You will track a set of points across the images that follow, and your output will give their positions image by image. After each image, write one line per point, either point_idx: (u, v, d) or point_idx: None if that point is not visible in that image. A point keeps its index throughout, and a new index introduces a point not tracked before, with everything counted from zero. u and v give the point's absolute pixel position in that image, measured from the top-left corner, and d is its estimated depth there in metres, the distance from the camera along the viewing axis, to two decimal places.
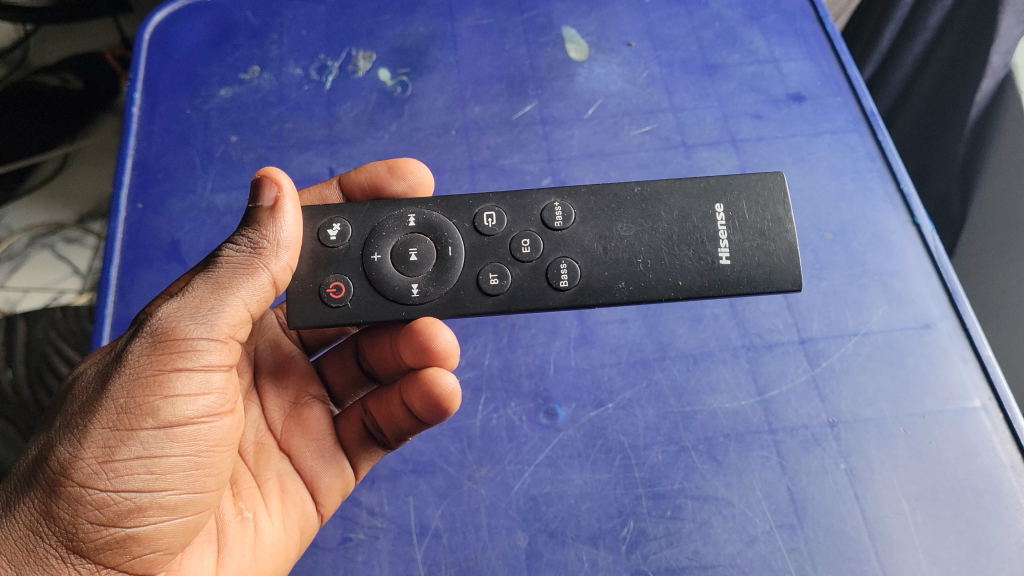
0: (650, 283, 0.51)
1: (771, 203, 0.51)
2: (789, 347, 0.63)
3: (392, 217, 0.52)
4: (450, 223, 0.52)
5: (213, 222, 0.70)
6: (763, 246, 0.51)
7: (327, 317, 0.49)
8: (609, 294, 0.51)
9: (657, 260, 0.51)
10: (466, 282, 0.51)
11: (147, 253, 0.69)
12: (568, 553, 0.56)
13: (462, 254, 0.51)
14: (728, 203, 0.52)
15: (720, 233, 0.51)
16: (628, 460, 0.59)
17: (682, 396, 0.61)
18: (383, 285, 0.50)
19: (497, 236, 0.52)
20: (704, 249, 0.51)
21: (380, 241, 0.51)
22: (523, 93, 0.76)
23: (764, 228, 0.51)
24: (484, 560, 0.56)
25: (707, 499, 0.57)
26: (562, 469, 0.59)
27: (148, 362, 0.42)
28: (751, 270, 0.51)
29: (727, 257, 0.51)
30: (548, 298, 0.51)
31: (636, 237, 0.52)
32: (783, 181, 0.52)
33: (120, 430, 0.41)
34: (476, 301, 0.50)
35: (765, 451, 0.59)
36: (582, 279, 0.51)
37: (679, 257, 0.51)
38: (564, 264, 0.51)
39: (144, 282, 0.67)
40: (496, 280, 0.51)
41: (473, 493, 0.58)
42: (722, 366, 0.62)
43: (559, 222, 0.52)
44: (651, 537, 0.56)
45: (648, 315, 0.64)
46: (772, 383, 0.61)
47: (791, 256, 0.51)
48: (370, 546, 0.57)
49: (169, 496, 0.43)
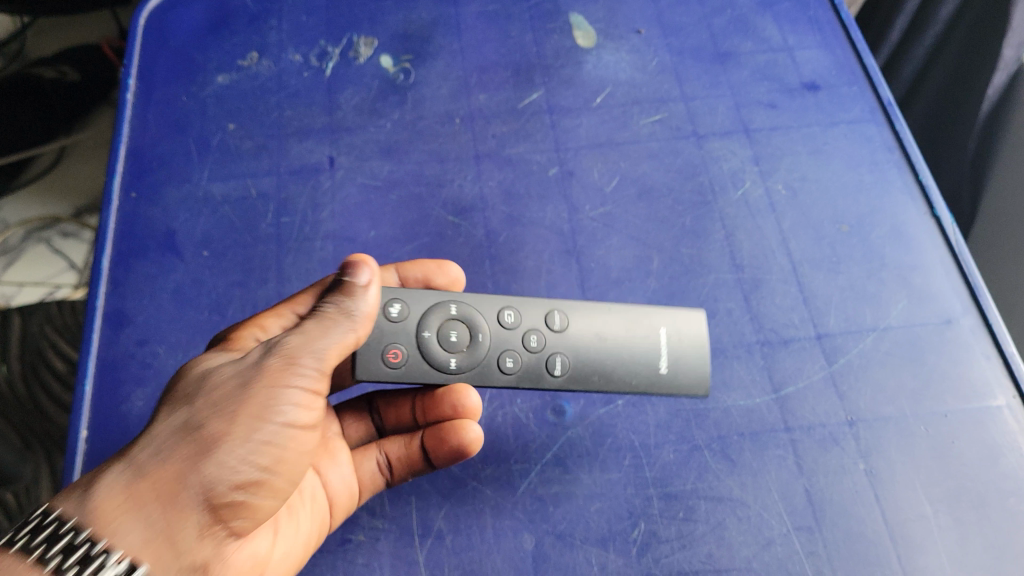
0: (615, 376, 0.52)
1: (695, 331, 0.53)
2: (805, 343, 0.61)
3: (442, 298, 0.51)
4: (484, 308, 0.52)
5: (210, 212, 0.67)
6: (695, 365, 0.52)
7: (374, 371, 0.49)
8: (584, 384, 0.51)
9: (621, 364, 0.52)
10: (491, 357, 0.51)
11: (142, 245, 0.65)
12: (576, 556, 0.54)
13: (489, 341, 0.51)
14: (673, 332, 0.53)
15: (661, 357, 0.52)
16: (638, 459, 0.57)
17: (694, 393, 0.59)
18: (430, 357, 0.50)
19: (514, 328, 0.52)
20: (648, 358, 0.52)
21: (428, 316, 0.51)
22: (529, 80, 0.74)
23: (697, 348, 0.53)
24: (489, 563, 0.53)
25: (721, 500, 0.55)
26: (570, 469, 0.56)
27: (279, 371, 0.44)
28: (688, 384, 0.52)
29: (666, 367, 0.52)
30: (545, 381, 0.51)
31: (604, 346, 0.52)
32: (703, 318, 0.54)
33: (259, 418, 0.42)
34: (497, 377, 0.51)
35: (781, 450, 0.57)
36: (571, 369, 0.51)
37: (630, 369, 0.52)
38: (556, 357, 0.51)
39: (137, 274, 0.64)
40: (511, 360, 0.51)
41: (478, 493, 0.55)
42: (735, 363, 0.60)
43: (558, 325, 0.52)
44: (662, 539, 0.54)
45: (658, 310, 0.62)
46: (788, 380, 0.59)
47: (703, 379, 0.52)
48: (370, 548, 0.54)
49: (275, 484, 0.44)
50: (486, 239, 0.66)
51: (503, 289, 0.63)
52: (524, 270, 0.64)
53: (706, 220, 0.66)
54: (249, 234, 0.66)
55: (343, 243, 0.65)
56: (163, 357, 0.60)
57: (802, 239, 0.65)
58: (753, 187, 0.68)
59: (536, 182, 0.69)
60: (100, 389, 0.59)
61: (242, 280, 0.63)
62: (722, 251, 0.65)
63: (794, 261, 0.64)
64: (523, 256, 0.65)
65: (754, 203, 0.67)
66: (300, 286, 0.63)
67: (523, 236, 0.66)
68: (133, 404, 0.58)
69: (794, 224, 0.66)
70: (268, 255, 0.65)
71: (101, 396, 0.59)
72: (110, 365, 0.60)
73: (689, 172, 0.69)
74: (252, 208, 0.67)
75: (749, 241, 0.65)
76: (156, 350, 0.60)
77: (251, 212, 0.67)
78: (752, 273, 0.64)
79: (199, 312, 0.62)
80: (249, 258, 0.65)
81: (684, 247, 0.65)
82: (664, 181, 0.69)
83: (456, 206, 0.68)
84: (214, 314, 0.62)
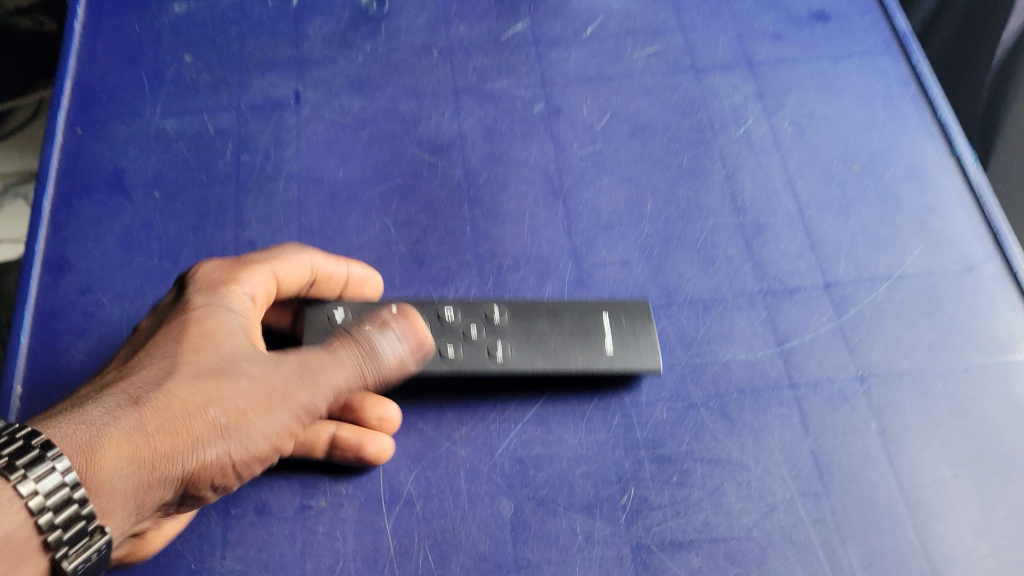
0: (557, 358, 0.51)
1: (640, 315, 0.53)
2: (813, 292, 0.55)
3: (384, 300, 0.52)
4: (424, 305, 0.52)
5: (162, 150, 0.61)
6: (637, 342, 0.52)
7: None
8: (529, 366, 0.51)
9: (562, 345, 0.51)
10: (430, 350, 0.51)
11: (86, 185, 0.60)
12: (559, 524, 0.49)
13: (428, 333, 0.51)
14: (614, 311, 0.53)
15: (607, 337, 0.52)
16: (628, 418, 0.52)
17: (691, 347, 0.54)
18: None
19: (453, 321, 0.52)
20: (594, 340, 0.52)
21: (371, 316, 0.51)
22: (513, 11, 0.68)
23: (637, 326, 0.52)
24: (464, 533, 0.48)
25: (719, 463, 0.50)
26: (553, 429, 0.51)
27: (309, 371, 0.42)
28: (630, 359, 0.51)
29: (612, 347, 0.51)
30: (488, 366, 0.51)
31: (547, 330, 0.52)
32: (648, 302, 0.54)
33: (261, 412, 0.41)
34: (440, 365, 0.50)
35: (785, 408, 0.52)
36: (513, 354, 0.51)
37: (574, 350, 0.51)
38: (496, 344, 0.51)
39: (82, 216, 0.58)
40: (451, 349, 0.51)
41: (452, 455, 0.50)
42: (736, 314, 0.55)
43: (498, 316, 0.52)
44: (654, 506, 0.49)
45: (652, 257, 0.57)
46: (793, 332, 0.54)
47: (652, 356, 0.51)
48: (333, 515, 0.49)
49: (250, 466, 0.43)
50: (465, 180, 0.60)
51: (482, 233, 0.58)
52: (506, 214, 0.59)
53: (705, 159, 0.61)
54: (205, 173, 0.60)
55: (309, 184, 0.60)
56: (108, 306, 0.55)
57: (810, 180, 0.60)
58: (757, 123, 0.62)
59: (520, 119, 0.63)
60: (38, 340, 0.54)
61: (196, 224, 0.58)
62: (722, 193, 0.59)
63: (801, 203, 0.59)
64: (505, 198, 0.60)
65: (757, 141, 0.61)
66: (260, 230, 0.58)
67: (505, 176, 0.60)
68: (73, 358, 0.53)
69: (801, 163, 0.60)
70: (226, 197, 0.59)
71: (38, 349, 0.53)
72: (49, 315, 0.55)
73: (687, 108, 0.63)
74: (209, 146, 0.61)
75: (751, 182, 0.60)
76: (100, 299, 0.55)
77: (207, 150, 0.61)
78: (755, 216, 0.58)
79: (148, 258, 0.57)
80: (204, 199, 0.59)
81: (680, 188, 0.60)
82: (660, 117, 0.63)
83: (432, 144, 0.62)
84: (165, 260, 0.56)
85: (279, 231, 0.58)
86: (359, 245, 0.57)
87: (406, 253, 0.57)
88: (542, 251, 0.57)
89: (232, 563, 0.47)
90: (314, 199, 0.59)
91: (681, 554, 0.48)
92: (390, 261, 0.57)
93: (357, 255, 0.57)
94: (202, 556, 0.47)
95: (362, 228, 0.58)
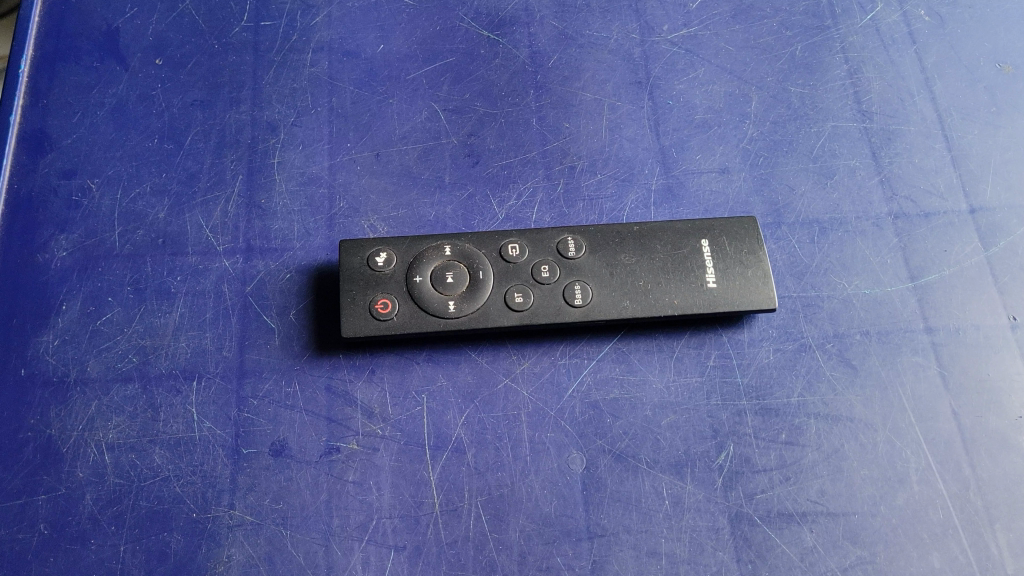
0: (649, 300, 0.42)
1: (747, 240, 0.44)
2: (954, 218, 0.46)
3: (437, 240, 0.43)
4: (484, 243, 0.43)
5: (166, 8, 0.50)
6: (744, 276, 0.43)
7: (363, 329, 0.41)
8: (616, 310, 0.42)
9: (654, 285, 0.42)
10: (495, 296, 0.42)
11: (73, 46, 0.49)
12: (641, 485, 0.40)
13: (491, 276, 0.42)
14: (714, 241, 0.44)
15: (708, 269, 0.43)
16: (727, 359, 0.42)
17: (804, 277, 0.44)
18: (423, 303, 0.41)
19: (519, 259, 0.43)
20: (692, 277, 0.43)
21: (421, 259, 0.42)
22: None
23: (744, 257, 0.43)
24: (524, 490, 0.39)
25: (838, 420, 0.41)
26: (635, 367, 0.42)
27: None
28: (738, 297, 0.42)
29: (714, 281, 0.43)
30: (565, 314, 0.42)
31: (634, 264, 0.43)
32: (758, 222, 0.44)
33: None
34: (506, 317, 0.41)
35: (919, 356, 0.42)
36: (595, 297, 0.42)
37: (669, 289, 0.42)
38: (575, 284, 0.42)
39: (66, 83, 0.48)
40: (520, 296, 0.42)
41: (512, 395, 0.41)
42: (860, 240, 0.45)
43: (572, 249, 0.43)
44: (759, 469, 0.40)
45: (758, 164, 0.47)
46: (930, 264, 0.44)
47: (765, 289, 0.42)
48: (365, 461, 0.40)
49: None
50: (530, 62, 0.50)
51: (552, 127, 0.48)
52: (580, 105, 0.48)
53: (822, 49, 0.50)
54: (216, 39, 0.50)
55: (342, 58, 0.49)
56: (96, 194, 0.45)
57: (951, 81, 0.49)
58: (886, 10, 0.52)
59: None
60: (10, 230, 0.44)
61: (205, 100, 0.48)
62: (844, 92, 0.49)
63: (940, 108, 0.49)
64: (580, 86, 0.49)
65: (887, 32, 0.51)
66: (283, 111, 0.48)
67: (580, 60, 0.50)
68: (52, 254, 0.44)
69: (940, 60, 0.50)
70: (241, 68, 0.49)
71: (9, 240, 0.44)
72: (24, 201, 0.45)
73: None
74: (222, 6, 0.51)
75: (879, 81, 0.49)
76: (86, 185, 0.45)
77: (220, 12, 0.50)
78: (883, 122, 0.48)
79: (146, 138, 0.47)
80: (215, 70, 0.49)
81: (792, 84, 0.49)
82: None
83: (492, 17, 0.51)
84: (166, 142, 0.47)
85: (305, 113, 0.48)
86: (401, 134, 0.47)
87: (459, 147, 0.47)
88: (624, 152, 0.47)
89: (242, 513, 0.39)
90: (348, 77, 0.49)
91: (791, 530, 0.39)
92: (439, 156, 0.47)
93: (399, 145, 0.47)
94: (206, 504, 0.39)
95: (406, 114, 0.48)
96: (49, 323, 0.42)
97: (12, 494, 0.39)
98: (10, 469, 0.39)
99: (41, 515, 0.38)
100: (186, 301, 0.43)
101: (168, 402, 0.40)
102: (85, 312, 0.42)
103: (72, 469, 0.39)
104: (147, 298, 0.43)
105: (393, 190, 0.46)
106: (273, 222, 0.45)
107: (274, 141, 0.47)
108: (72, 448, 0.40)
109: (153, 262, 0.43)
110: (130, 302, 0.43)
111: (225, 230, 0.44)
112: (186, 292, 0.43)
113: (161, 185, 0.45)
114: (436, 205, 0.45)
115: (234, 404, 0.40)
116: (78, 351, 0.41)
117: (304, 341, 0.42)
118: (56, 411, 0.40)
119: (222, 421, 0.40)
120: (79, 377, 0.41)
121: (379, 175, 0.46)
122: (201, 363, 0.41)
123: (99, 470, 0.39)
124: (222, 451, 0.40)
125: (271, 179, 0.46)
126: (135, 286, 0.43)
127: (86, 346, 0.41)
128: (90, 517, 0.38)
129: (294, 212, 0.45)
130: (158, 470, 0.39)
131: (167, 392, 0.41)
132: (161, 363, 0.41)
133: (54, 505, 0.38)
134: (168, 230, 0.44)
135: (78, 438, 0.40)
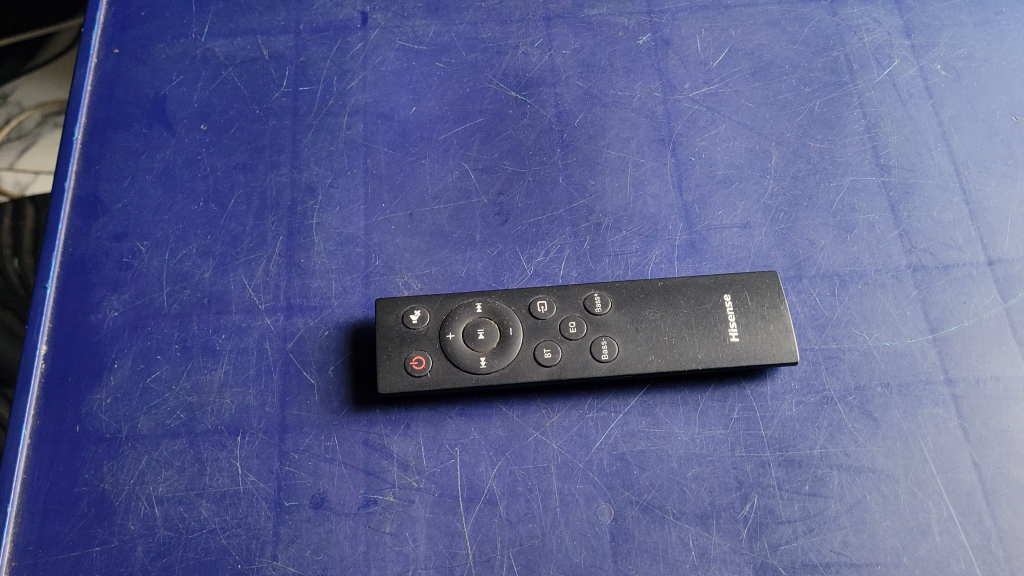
0: (673, 354, 0.43)
1: (769, 294, 0.45)
2: (972, 270, 0.47)
3: (468, 297, 0.45)
4: (514, 300, 0.45)
5: (210, 75, 0.53)
6: (767, 329, 0.44)
7: (398, 385, 0.42)
8: (641, 365, 0.43)
9: (678, 339, 0.44)
10: (524, 352, 0.43)
11: (123, 114, 0.52)
12: (667, 536, 0.41)
13: (521, 333, 0.44)
14: (735, 296, 0.45)
15: (731, 324, 0.44)
16: (751, 411, 0.43)
17: (825, 329, 0.45)
18: (455, 358, 0.43)
19: (547, 316, 0.44)
20: (716, 331, 0.44)
21: (453, 316, 0.44)
22: None
23: (765, 311, 0.44)
24: (555, 541, 0.41)
25: (860, 472, 0.42)
26: (661, 420, 0.43)
27: None
28: (760, 350, 0.43)
29: (737, 336, 0.44)
30: (592, 368, 0.43)
31: (659, 319, 0.44)
32: (779, 279, 0.46)
33: None
34: (536, 372, 0.43)
35: (940, 408, 0.43)
36: (621, 352, 0.43)
37: (693, 343, 0.44)
38: (601, 340, 0.44)
39: (117, 150, 0.51)
40: (549, 351, 0.43)
41: (541, 447, 0.43)
42: (879, 292, 0.46)
43: (599, 306, 0.45)
44: (783, 519, 0.41)
45: (779, 219, 0.48)
46: (950, 317, 0.45)
47: (787, 343, 0.44)
48: (401, 513, 0.41)
49: None
50: (557, 120, 0.52)
51: (577, 185, 0.50)
52: (605, 163, 0.50)
53: (840, 105, 0.52)
54: (257, 105, 0.52)
55: (376, 121, 0.52)
56: (145, 256, 0.48)
57: (968, 135, 0.51)
58: (903, 65, 0.53)
59: (622, 51, 0.54)
60: (65, 292, 0.47)
61: (248, 163, 0.50)
62: (862, 146, 0.50)
63: (957, 161, 0.50)
64: (604, 144, 0.51)
65: (904, 86, 0.52)
66: (321, 172, 0.50)
67: (604, 119, 0.52)
68: (104, 314, 0.46)
69: (957, 113, 0.51)
70: (281, 132, 0.51)
71: (65, 302, 0.46)
72: (78, 263, 0.47)
73: (819, 46, 0.54)
74: (263, 73, 0.53)
75: (897, 135, 0.51)
76: (136, 248, 0.48)
77: (261, 78, 0.53)
78: (902, 175, 0.49)
79: (192, 201, 0.49)
80: (256, 134, 0.51)
81: (811, 139, 0.51)
82: (788, 55, 0.54)
83: (520, 78, 0.53)
84: (211, 205, 0.49)
85: (342, 175, 0.50)
86: (433, 194, 0.49)
87: (488, 205, 0.49)
88: (648, 209, 0.49)
89: (284, 564, 0.40)
90: (382, 139, 0.51)
91: None
92: (470, 214, 0.49)
93: (432, 205, 0.49)
94: (250, 555, 0.41)
95: (437, 174, 0.50)
96: (102, 380, 0.44)
97: (68, 546, 0.41)
98: (66, 522, 0.41)
99: (96, 566, 0.40)
100: (230, 358, 0.45)
101: (213, 456, 0.42)
102: (136, 369, 0.45)
103: (124, 522, 0.41)
104: (193, 355, 0.45)
105: (426, 248, 0.48)
106: (312, 281, 0.47)
107: (312, 203, 0.49)
108: (124, 501, 0.42)
109: (199, 321, 0.46)
110: (178, 359, 0.45)
111: (267, 289, 0.46)
112: (231, 349, 0.45)
113: (206, 246, 0.48)
114: (467, 263, 0.47)
115: (276, 458, 0.42)
116: (130, 408, 0.44)
117: (342, 396, 0.44)
118: (109, 466, 0.42)
119: (265, 474, 0.42)
120: (130, 433, 0.43)
121: (413, 234, 0.48)
122: (245, 419, 0.43)
123: (150, 522, 0.41)
124: (265, 504, 0.41)
125: (309, 240, 0.48)
126: (182, 344, 0.45)
127: (136, 404, 0.44)
128: (142, 568, 0.40)
129: (332, 271, 0.47)
130: (205, 522, 0.41)
131: (213, 447, 0.43)
132: (208, 418, 0.43)
133: (107, 557, 0.40)
134: (213, 289, 0.46)
135: (130, 492, 0.42)
